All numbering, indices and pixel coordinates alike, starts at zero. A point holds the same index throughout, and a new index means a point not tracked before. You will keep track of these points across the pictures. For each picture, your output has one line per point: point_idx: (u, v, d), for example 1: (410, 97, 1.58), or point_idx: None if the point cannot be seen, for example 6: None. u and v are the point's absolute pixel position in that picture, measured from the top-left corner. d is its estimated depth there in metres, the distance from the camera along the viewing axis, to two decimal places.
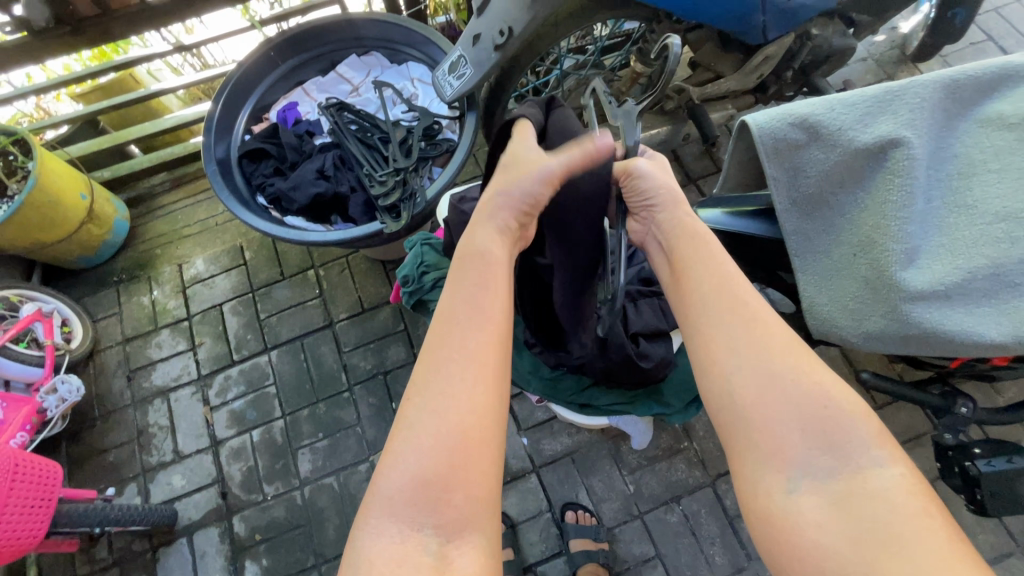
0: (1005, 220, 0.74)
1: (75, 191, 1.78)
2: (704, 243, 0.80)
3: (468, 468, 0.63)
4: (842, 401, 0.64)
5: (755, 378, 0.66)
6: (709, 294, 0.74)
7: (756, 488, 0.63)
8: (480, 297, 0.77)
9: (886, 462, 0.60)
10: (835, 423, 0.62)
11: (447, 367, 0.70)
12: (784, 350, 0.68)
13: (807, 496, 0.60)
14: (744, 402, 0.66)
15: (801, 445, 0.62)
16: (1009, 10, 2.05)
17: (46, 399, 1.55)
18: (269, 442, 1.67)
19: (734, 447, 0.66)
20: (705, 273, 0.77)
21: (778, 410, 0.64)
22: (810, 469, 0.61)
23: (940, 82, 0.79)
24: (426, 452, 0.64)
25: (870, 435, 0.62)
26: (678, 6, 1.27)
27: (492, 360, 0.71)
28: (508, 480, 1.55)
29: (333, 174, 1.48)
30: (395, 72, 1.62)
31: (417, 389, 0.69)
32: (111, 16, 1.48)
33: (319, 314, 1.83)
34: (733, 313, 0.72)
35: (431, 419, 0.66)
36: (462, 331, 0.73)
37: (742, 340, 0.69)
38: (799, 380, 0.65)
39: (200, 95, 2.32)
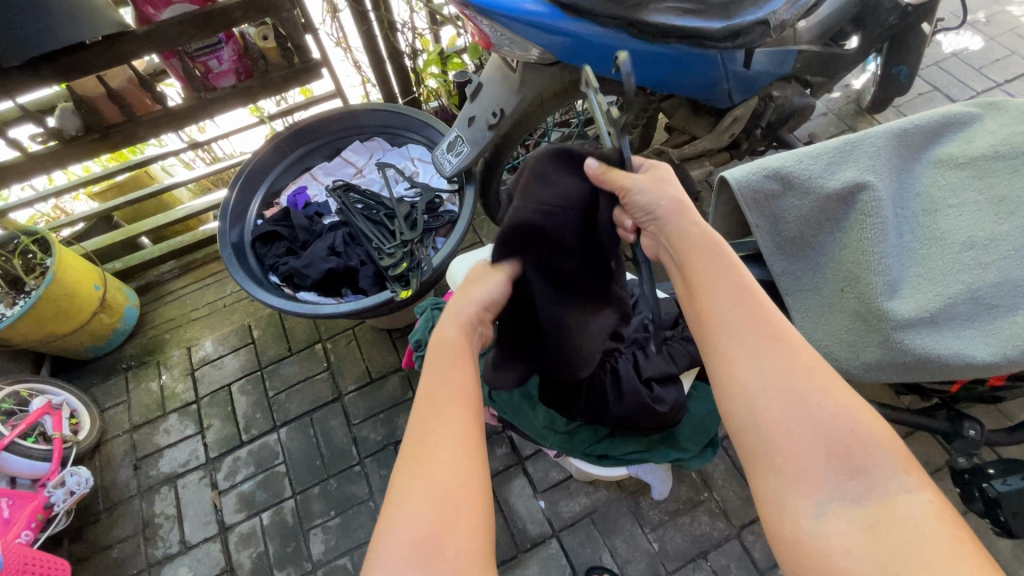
0: (973, 248, 0.81)
1: (89, 283, 1.85)
2: (719, 254, 0.79)
3: (458, 524, 0.65)
4: (868, 425, 0.64)
5: (781, 400, 0.66)
6: (730, 313, 0.74)
7: (782, 511, 0.63)
8: (454, 375, 0.82)
9: (913, 488, 0.61)
10: (861, 446, 0.63)
11: (429, 431, 0.74)
12: (810, 370, 0.68)
13: (833, 521, 0.60)
14: (768, 422, 0.66)
15: (829, 468, 0.62)
16: (948, 63, 2.27)
17: (53, 493, 1.53)
18: (280, 524, 1.62)
19: (758, 469, 0.66)
20: (724, 290, 0.76)
21: (803, 434, 0.64)
22: (838, 492, 0.61)
23: (891, 132, 0.88)
24: (418, 511, 0.65)
25: (895, 461, 0.62)
26: (652, 79, 1.40)
27: (471, 426, 0.76)
28: (529, 547, 1.50)
29: (344, 250, 1.55)
30: (396, 153, 1.75)
31: (405, 455, 0.72)
32: (136, 122, 1.61)
33: (328, 387, 1.85)
34: (756, 331, 0.72)
35: (418, 482, 0.68)
36: (445, 401, 0.78)
37: (767, 359, 0.69)
38: (826, 401, 0.66)
39: (209, 186, 2.46)
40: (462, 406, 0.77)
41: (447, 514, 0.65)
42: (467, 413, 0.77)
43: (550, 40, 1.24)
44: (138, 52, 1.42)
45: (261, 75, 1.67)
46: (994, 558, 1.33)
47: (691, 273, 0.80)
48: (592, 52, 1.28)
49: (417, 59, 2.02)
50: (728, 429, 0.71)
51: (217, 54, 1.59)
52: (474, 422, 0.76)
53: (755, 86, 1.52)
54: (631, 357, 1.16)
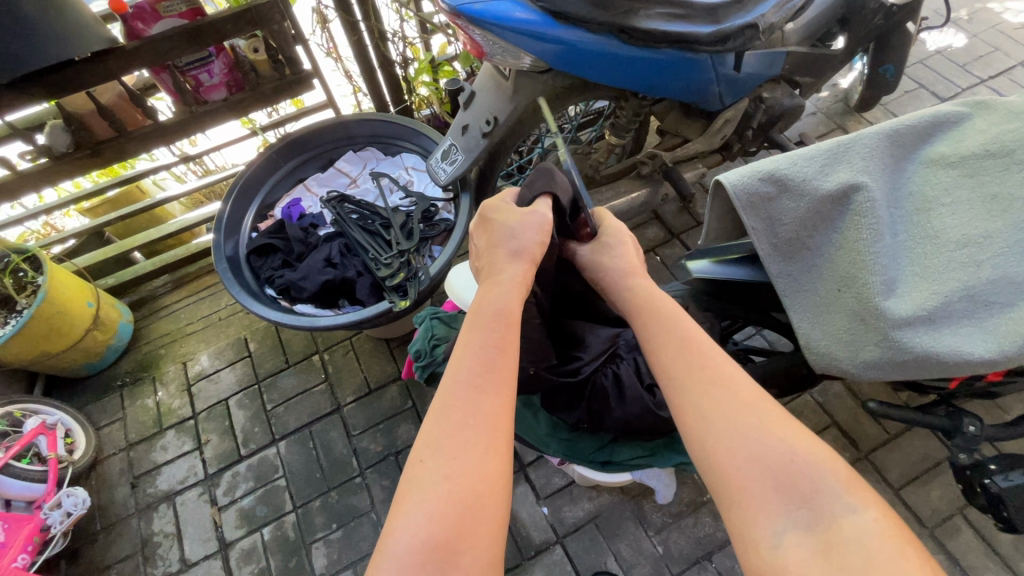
0: (968, 246, 0.81)
1: (82, 300, 1.83)
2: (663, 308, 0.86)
3: (475, 531, 0.64)
4: (809, 452, 0.66)
5: (723, 437, 0.68)
6: (672, 363, 0.79)
7: (745, 543, 0.63)
8: (491, 360, 0.79)
9: (859, 508, 0.60)
10: (802, 474, 0.64)
11: (460, 425, 0.72)
12: (749, 406, 0.71)
13: (790, 549, 0.60)
14: (720, 460, 0.68)
15: (776, 499, 0.63)
16: (933, 60, 2.30)
17: (50, 515, 1.50)
18: (281, 539, 1.60)
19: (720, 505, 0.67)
20: (665, 345, 0.81)
21: (747, 466, 0.66)
22: (790, 519, 0.62)
23: (883, 133, 0.88)
24: (437, 514, 0.64)
25: (838, 482, 0.63)
26: (644, 86, 1.39)
27: (501, 420, 0.74)
28: (533, 555, 1.49)
29: (340, 262, 1.55)
30: (390, 163, 1.75)
31: (429, 450, 0.70)
32: (127, 137, 1.60)
33: (326, 399, 1.83)
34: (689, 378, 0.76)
35: (441, 482, 0.67)
36: (480, 391, 0.75)
37: (706, 402, 0.72)
38: (762, 432, 0.68)
39: (202, 199, 2.45)
40: (499, 402, 0.75)
41: (468, 518, 0.65)
42: (508, 407, 0.75)
43: (542, 47, 1.25)
44: (127, 67, 1.42)
45: (253, 87, 1.66)
46: (996, 551, 1.35)
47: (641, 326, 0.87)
48: (584, 58, 1.28)
49: (408, 68, 2.02)
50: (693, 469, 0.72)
51: (208, 68, 1.59)
52: (508, 420, 0.75)
53: (745, 89, 1.54)
54: (633, 361, 1.15)
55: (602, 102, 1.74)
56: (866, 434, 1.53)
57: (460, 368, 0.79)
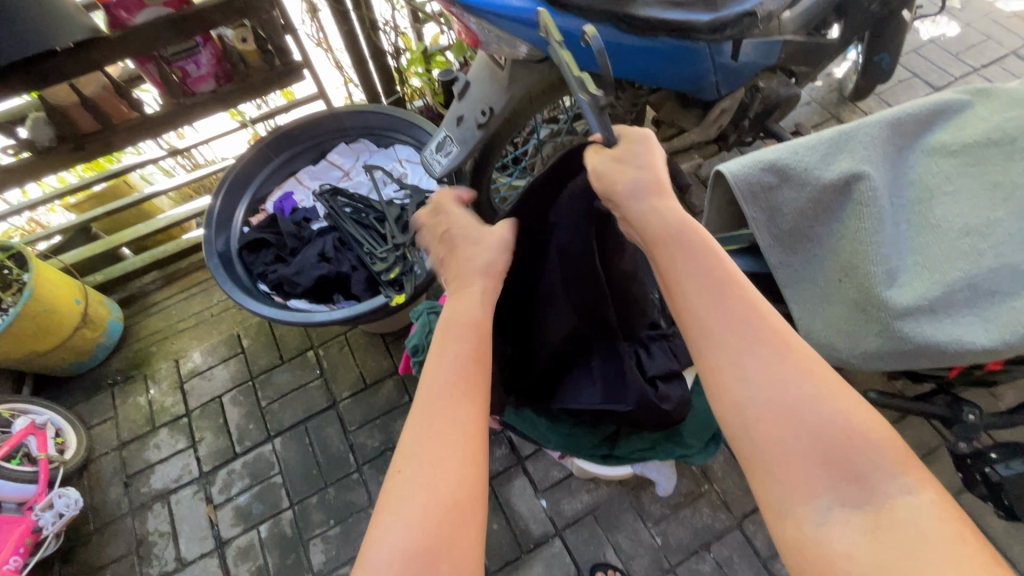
0: (970, 234, 0.81)
1: (69, 297, 1.79)
2: (690, 251, 0.77)
3: (456, 539, 0.63)
4: (864, 428, 0.63)
5: (773, 409, 0.65)
6: (711, 316, 0.72)
7: (785, 516, 0.63)
8: (463, 364, 0.77)
9: (914, 489, 0.60)
10: (855, 452, 0.62)
11: (429, 433, 0.70)
12: (799, 374, 0.67)
13: (837, 527, 0.60)
14: (766, 430, 0.65)
15: (825, 476, 0.62)
16: (926, 50, 2.30)
17: (42, 516, 1.48)
18: (278, 536, 1.59)
19: (758, 476, 0.66)
20: (704, 290, 0.74)
21: (800, 442, 0.63)
22: (834, 496, 0.61)
23: (884, 122, 0.87)
24: (412, 524, 0.63)
25: (891, 460, 0.62)
26: (640, 75, 1.37)
27: (478, 426, 0.72)
28: (532, 548, 1.49)
29: (334, 256, 1.53)
30: (384, 155, 1.72)
31: (404, 461, 0.69)
32: (112, 130, 1.56)
33: (322, 395, 1.82)
34: (732, 333, 0.71)
35: (420, 493, 0.65)
36: (454, 396, 0.73)
37: (751, 363, 0.68)
38: (818, 406, 0.64)
39: (191, 194, 2.41)
40: (473, 410, 0.73)
41: (446, 529, 0.63)
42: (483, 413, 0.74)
43: (538, 36, 1.23)
44: (111, 57, 1.37)
45: (241, 78, 1.63)
46: (990, 537, 1.36)
47: (667, 271, 0.78)
48: (581, 48, 1.26)
49: (400, 59, 1.99)
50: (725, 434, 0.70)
51: (195, 59, 1.54)
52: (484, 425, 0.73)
53: (742, 78, 1.52)
54: (634, 355, 1.15)
55: None
56: None
57: (433, 375, 0.76)
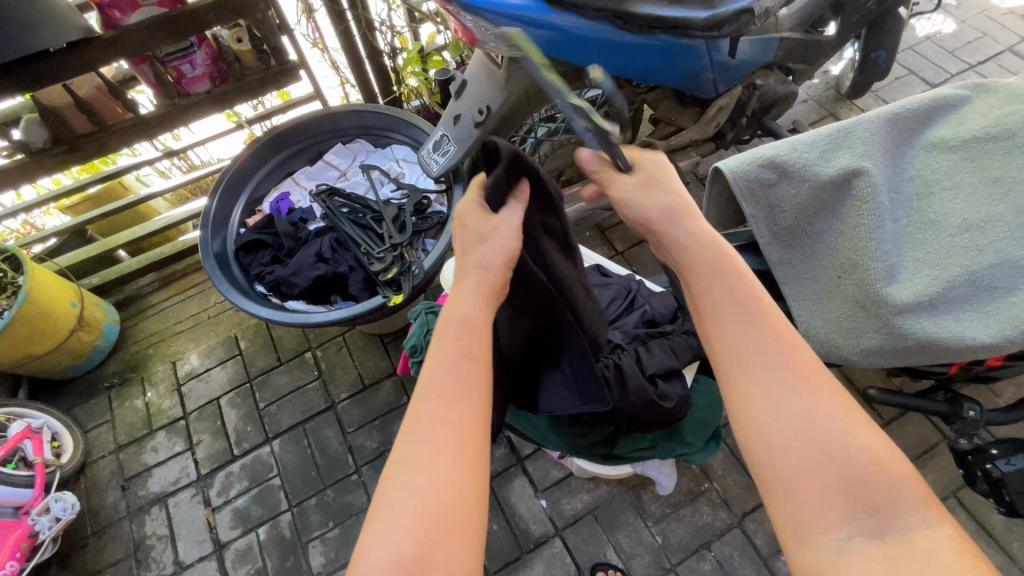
0: (970, 230, 0.80)
1: (65, 300, 1.78)
2: (726, 279, 0.75)
3: (449, 552, 0.58)
4: (886, 462, 0.62)
5: (800, 438, 0.63)
6: (743, 343, 0.69)
7: (801, 544, 0.60)
8: (460, 360, 0.71)
9: (932, 523, 0.58)
10: (877, 485, 0.60)
11: (424, 435, 0.65)
12: (828, 402, 0.65)
13: (855, 557, 0.57)
14: (789, 460, 0.63)
15: (846, 506, 0.60)
16: (923, 46, 2.30)
17: (38, 521, 1.47)
18: (277, 539, 1.58)
19: (772, 500, 0.64)
20: (736, 317, 0.71)
21: (824, 472, 0.61)
22: (855, 527, 0.59)
23: (883, 117, 0.86)
24: (406, 530, 0.59)
25: (910, 496, 0.60)
26: (637, 73, 1.37)
27: (475, 427, 0.67)
28: (533, 548, 1.49)
29: (331, 257, 1.52)
30: (380, 155, 1.71)
31: (397, 464, 0.64)
32: (107, 131, 1.55)
33: (320, 397, 1.81)
34: (763, 356, 0.68)
35: (410, 500, 0.61)
36: (448, 393, 0.67)
37: (781, 393, 0.66)
38: (844, 437, 0.63)
39: (187, 195, 2.40)
40: (471, 412, 0.67)
41: (441, 535, 0.59)
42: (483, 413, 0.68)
43: (535, 34, 1.22)
44: (104, 58, 1.37)
45: (237, 79, 1.62)
46: (991, 534, 1.36)
47: (699, 297, 0.76)
48: (577, 46, 1.26)
49: (396, 58, 1.98)
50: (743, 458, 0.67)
51: (190, 58, 1.54)
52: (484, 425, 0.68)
53: (740, 75, 1.52)
54: (634, 353, 1.15)
55: (595, 90, 1.73)
56: None
57: (430, 370, 0.69)
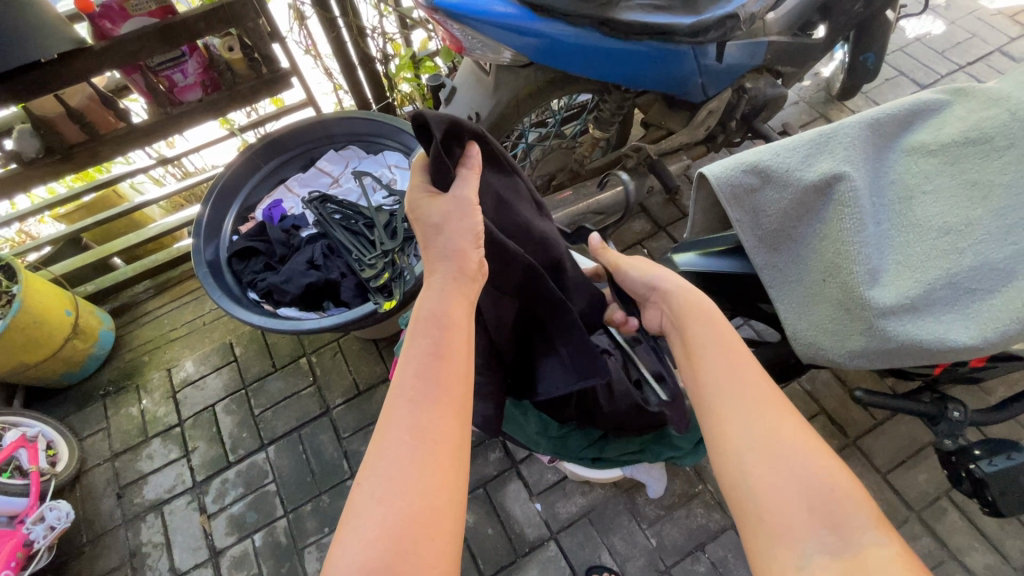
0: (949, 233, 0.81)
1: (60, 308, 1.78)
2: (711, 320, 0.81)
3: (416, 559, 0.58)
4: (847, 484, 0.64)
5: (767, 458, 0.66)
6: (716, 372, 0.75)
7: (767, 558, 0.62)
8: (436, 366, 0.70)
9: (885, 539, 0.59)
10: (840, 504, 0.62)
11: (394, 443, 0.65)
12: (796, 429, 0.68)
13: (817, 572, 0.58)
14: (757, 480, 0.65)
15: (809, 522, 0.61)
16: (912, 48, 2.32)
17: (32, 530, 1.47)
18: (273, 545, 1.59)
19: (741, 517, 0.66)
20: (710, 350, 0.78)
21: (789, 489, 0.64)
22: (817, 542, 0.60)
23: (864, 123, 0.88)
24: (375, 538, 0.59)
25: (869, 515, 0.61)
26: (626, 78, 1.37)
27: (449, 435, 0.66)
28: (528, 551, 1.49)
29: (323, 264, 1.54)
30: (373, 161, 1.72)
31: (367, 473, 0.64)
32: (100, 140, 1.56)
33: (315, 402, 1.81)
34: (738, 387, 0.73)
35: (379, 507, 0.61)
36: (423, 400, 0.67)
37: (753, 418, 0.69)
38: (808, 459, 0.65)
39: (181, 203, 2.41)
40: (444, 418, 0.67)
41: (412, 542, 0.59)
42: (459, 420, 0.68)
43: (522, 41, 1.23)
44: (96, 69, 1.38)
45: (229, 87, 1.63)
46: (982, 532, 1.37)
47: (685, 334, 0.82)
48: (565, 52, 1.26)
49: (389, 64, 1.99)
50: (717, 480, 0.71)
51: (182, 67, 1.55)
52: (459, 433, 0.67)
53: (728, 79, 1.53)
54: (622, 358, 1.15)
55: (586, 95, 1.75)
56: (853, 421, 1.55)
57: (405, 375, 0.69)
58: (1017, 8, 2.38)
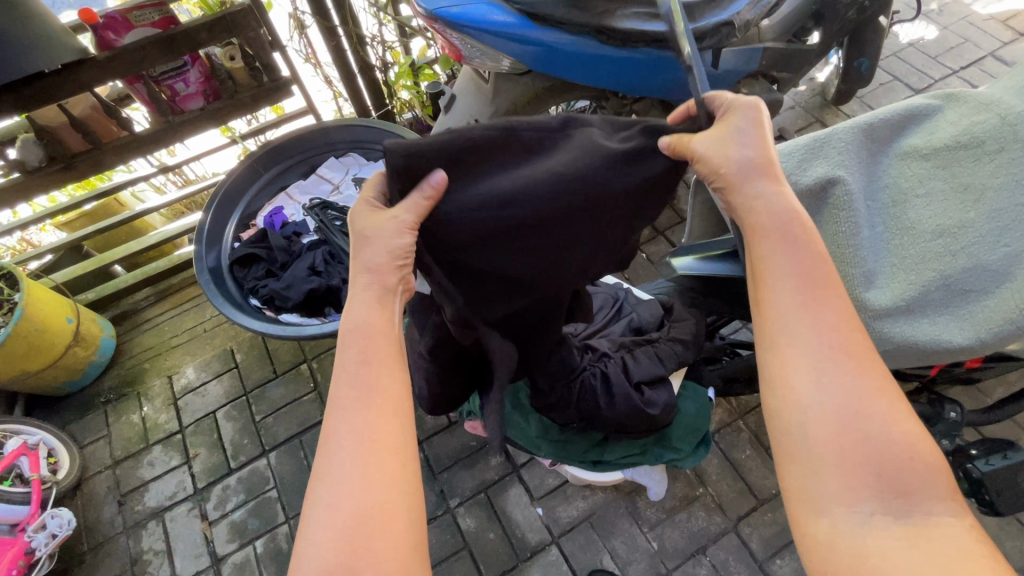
0: (943, 236, 0.82)
1: (62, 316, 1.79)
2: (801, 249, 0.71)
3: (370, 558, 0.60)
4: (923, 453, 0.64)
5: (837, 417, 0.64)
6: (801, 318, 0.69)
7: (817, 513, 0.64)
8: (363, 369, 0.70)
9: (954, 511, 0.62)
10: (909, 471, 0.63)
11: (334, 449, 0.66)
12: (877, 389, 0.66)
13: (874, 529, 0.61)
14: (823, 438, 0.64)
15: (874, 486, 0.62)
16: (906, 53, 2.34)
17: (34, 538, 1.47)
18: (274, 551, 1.59)
19: (793, 472, 0.66)
20: (796, 288, 0.70)
21: (853, 452, 0.63)
22: (878, 503, 0.61)
23: (857, 128, 0.88)
24: (328, 539, 0.61)
25: (939, 484, 0.63)
26: (622, 86, 1.38)
27: (386, 432, 0.67)
28: (529, 555, 1.49)
29: (324, 270, 1.55)
30: (372, 168, 1.73)
31: (315, 480, 0.65)
32: (102, 149, 1.57)
33: (316, 408, 1.82)
34: (821, 338, 0.68)
35: (327, 514, 0.62)
36: (357, 404, 0.68)
37: (830, 371, 0.66)
38: (884, 422, 0.64)
39: (182, 210, 2.42)
40: (379, 417, 0.68)
41: (362, 541, 0.60)
42: (395, 414, 0.69)
43: (520, 49, 1.25)
44: (99, 78, 1.39)
45: (230, 95, 1.64)
46: (982, 532, 1.38)
47: (759, 263, 0.73)
48: (562, 59, 1.28)
49: (388, 72, 2.01)
50: (770, 429, 0.70)
51: (183, 77, 1.57)
52: (397, 426, 0.68)
53: (723, 85, 1.55)
54: (620, 361, 1.16)
55: (583, 102, 1.77)
56: None
57: (336, 385, 0.70)
58: (1009, 13, 2.41)
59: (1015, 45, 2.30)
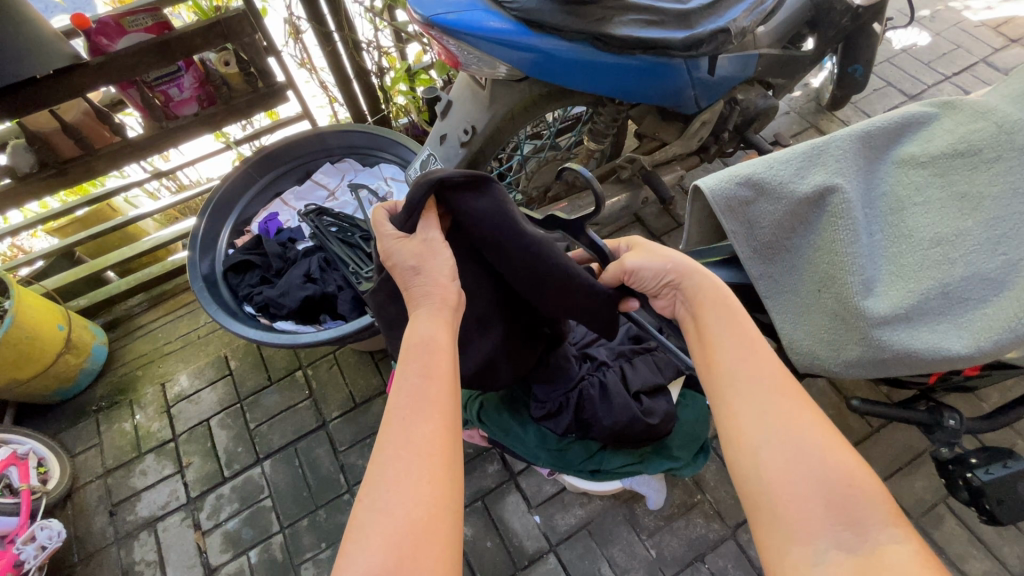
0: (941, 244, 0.82)
1: (52, 323, 1.76)
2: (727, 307, 0.78)
3: (419, 567, 0.58)
4: (861, 481, 0.63)
5: (782, 453, 0.65)
6: (738, 366, 0.73)
7: (779, 558, 0.62)
8: (425, 384, 0.70)
9: (903, 538, 0.59)
10: (854, 500, 0.62)
11: (391, 457, 0.65)
12: (812, 426, 0.67)
13: (831, 568, 0.58)
14: (772, 475, 0.65)
15: (824, 518, 0.61)
16: (899, 59, 2.36)
17: (23, 550, 1.44)
18: (268, 561, 1.56)
19: (757, 518, 0.65)
20: (730, 340, 0.75)
21: (800, 486, 0.63)
22: (832, 538, 0.60)
23: (854, 135, 0.89)
24: (378, 549, 0.59)
25: (884, 511, 0.61)
26: (618, 91, 1.37)
27: (442, 445, 0.66)
28: (526, 564, 1.48)
29: (320, 277, 1.53)
30: (369, 174, 1.72)
31: (368, 487, 0.64)
32: (94, 155, 1.56)
33: (311, 416, 1.80)
34: (754, 383, 0.71)
35: (382, 519, 0.61)
36: (417, 414, 0.68)
37: (768, 413, 0.68)
38: (823, 453, 0.65)
39: (176, 215, 2.40)
40: (438, 429, 0.67)
41: (409, 551, 0.58)
42: (453, 431, 0.69)
43: (516, 57, 1.25)
44: (91, 85, 1.38)
45: (225, 101, 1.63)
46: (980, 539, 1.38)
47: (699, 324, 0.79)
48: (560, 67, 1.28)
49: (384, 77, 2.01)
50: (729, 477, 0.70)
51: (177, 82, 1.56)
52: (451, 443, 0.67)
53: (721, 91, 1.53)
54: (619, 369, 1.17)
55: (578, 109, 1.78)
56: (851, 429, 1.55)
57: (395, 394, 0.70)
58: (999, 20, 2.43)
59: (1006, 51, 2.32)
